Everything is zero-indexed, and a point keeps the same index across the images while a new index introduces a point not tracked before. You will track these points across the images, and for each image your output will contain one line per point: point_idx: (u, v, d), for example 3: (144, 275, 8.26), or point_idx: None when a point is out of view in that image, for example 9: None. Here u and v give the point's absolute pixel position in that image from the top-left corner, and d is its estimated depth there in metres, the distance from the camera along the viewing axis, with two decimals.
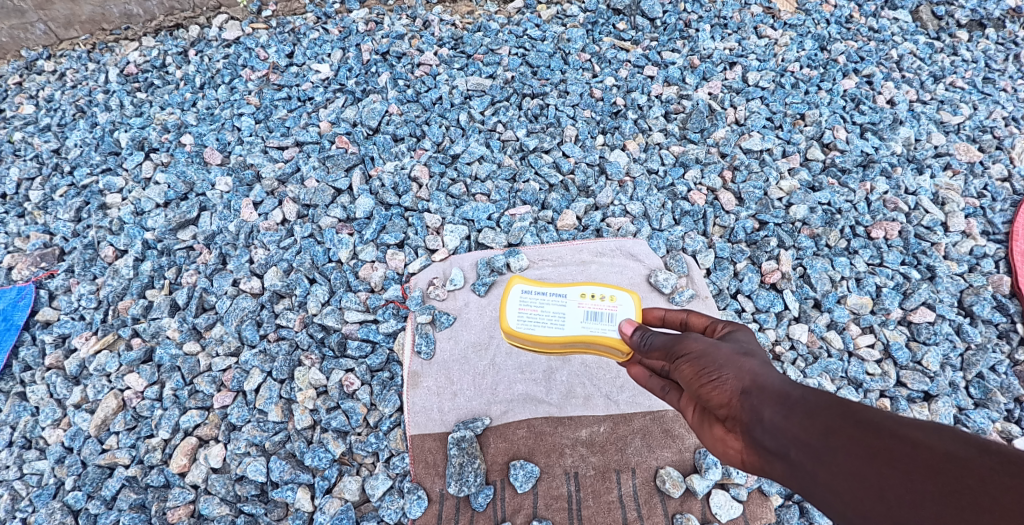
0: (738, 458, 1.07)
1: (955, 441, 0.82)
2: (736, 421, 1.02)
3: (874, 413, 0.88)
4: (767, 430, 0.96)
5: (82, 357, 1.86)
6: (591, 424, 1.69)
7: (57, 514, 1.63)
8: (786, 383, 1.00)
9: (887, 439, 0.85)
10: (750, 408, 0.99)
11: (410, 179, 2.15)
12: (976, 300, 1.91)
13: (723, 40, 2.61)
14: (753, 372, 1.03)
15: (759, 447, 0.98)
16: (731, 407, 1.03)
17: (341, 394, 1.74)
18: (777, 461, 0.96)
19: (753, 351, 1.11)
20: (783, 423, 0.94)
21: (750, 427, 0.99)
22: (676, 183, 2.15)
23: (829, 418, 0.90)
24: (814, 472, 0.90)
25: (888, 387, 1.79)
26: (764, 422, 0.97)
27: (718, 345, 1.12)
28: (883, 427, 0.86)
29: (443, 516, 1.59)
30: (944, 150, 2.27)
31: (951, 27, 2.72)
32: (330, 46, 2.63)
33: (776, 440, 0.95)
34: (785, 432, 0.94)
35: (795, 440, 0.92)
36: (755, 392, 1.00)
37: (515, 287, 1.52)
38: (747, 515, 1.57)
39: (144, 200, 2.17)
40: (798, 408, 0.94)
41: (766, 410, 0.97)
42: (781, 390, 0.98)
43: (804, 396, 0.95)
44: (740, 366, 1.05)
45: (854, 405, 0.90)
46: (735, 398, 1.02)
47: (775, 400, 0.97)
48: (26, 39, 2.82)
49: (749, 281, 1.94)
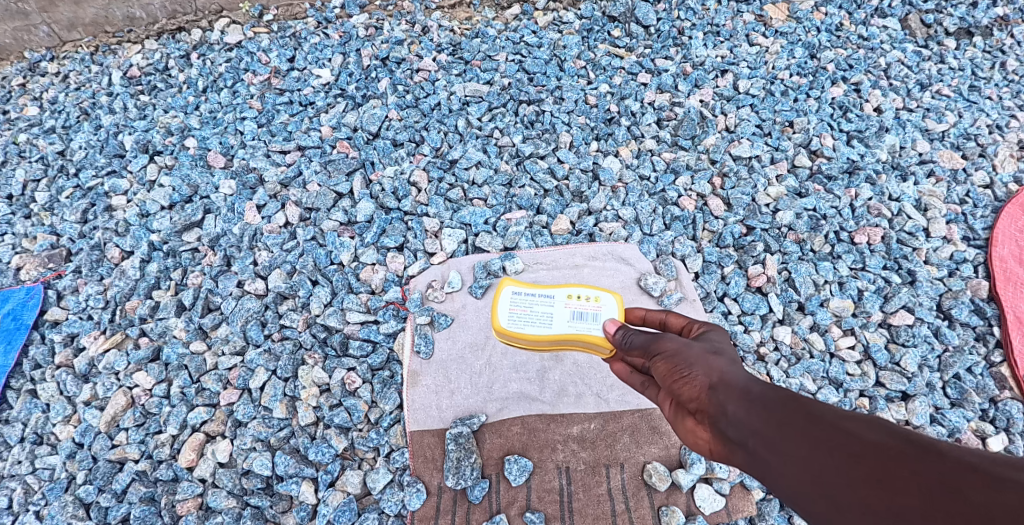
0: (707, 448, 1.16)
1: (887, 432, 0.89)
2: (704, 414, 1.12)
3: (821, 408, 0.97)
4: (729, 422, 1.05)
5: (91, 355, 1.93)
6: (582, 421, 1.77)
7: (69, 506, 1.69)
8: (750, 381, 1.09)
9: (827, 429, 0.93)
10: (715, 403, 1.09)
11: (410, 183, 2.22)
12: (954, 304, 1.99)
13: (716, 47, 2.68)
14: (721, 370, 1.13)
15: (724, 438, 1.07)
16: (699, 401, 1.13)
17: (343, 392, 1.82)
18: (738, 451, 1.04)
19: (723, 350, 1.21)
20: (743, 416, 1.03)
21: (715, 420, 1.09)
22: (668, 188, 2.22)
23: (781, 411, 0.99)
24: (766, 460, 0.98)
25: (867, 387, 1.87)
26: (728, 415, 1.06)
27: (691, 345, 1.22)
28: (831, 422, 0.94)
29: (440, 508, 1.67)
30: (928, 157, 2.34)
31: (939, 36, 2.79)
32: (331, 51, 2.69)
33: (738, 432, 1.04)
34: (745, 424, 1.03)
35: (752, 431, 1.01)
36: (720, 388, 1.10)
37: (506, 289, 1.60)
38: (730, 508, 1.65)
39: (150, 203, 2.23)
40: (757, 403, 1.03)
41: (730, 405, 1.06)
42: (743, 386, 1.08)
43: (763, 392, 1.04)
44: (709, 365, 1.15)
45: (804, 400, 0.99)
46: (703, 393, 1.12)
47: (737, 396, 1.06)
48: (30, 41, 2.87)
49: (735, 285, 2.01)
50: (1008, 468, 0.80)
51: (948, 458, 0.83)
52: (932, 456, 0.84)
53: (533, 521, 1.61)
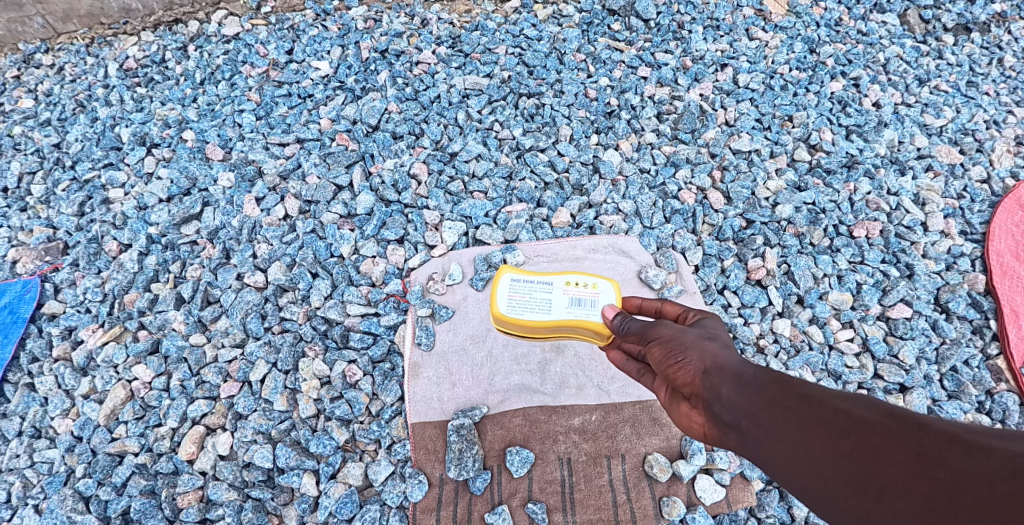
0: (701, 431, 1.19)
1: (872, 407, 0.92)
2: (698, 397, 1.15)
3: (809, 387, 0.99)
4: (722, 404, 1.08)
5: (90, 348, 1.92)
6: (583, 413, 1.78)
7: (68, 500, 1.67)
8: (742, 364, 1.11)
9: (814, 407, 0.95)
10: (709, 386, 1.12)
11: (410, 176, 2.22)
12: (952, 297, 2.00)
13: (715, 41, 2.68)
14: (714, 354, 1.16)
15: (717, 420, 1.10)
16: (694, 385, 1.16)
17: (344, 384, 1.81)
18: (732, 432, 1.07)
19: (717, 336, 1.24)
20: (735, 398, 1.06)
21: (709, 403, 1.11)
22: (667, 182, 2.22)
23: (771, 392, 1.01)
24: (758, 439, 1.01)
25: (865, 379, 1.88)
26: (721, 397, 1.09)
27: (686, 331, 1.25)
28: (818, 399, 0.96)
29: (442, 499, 1.67)
30: (926, 151, 2.35)
31: (938, 31, 2.79)
32: (330, 43, 2.67)
33: (731, 413, 1.07)
34: (737, 405, 1.05)
35: (745, 412, 1.04)
36: (714, 372, 1.12)
37: (505, 276, 1.59)
38: (730, 498, 1.66)
39: (147, 195, 2.21)
40: (749, 385, 1.05)
41: (723, 387, 1.09)
42: (736, 369, 1.10)
43: (754, 374, 1.07)
44: (703, 349, 1.18)
45: (793, 380, 1.01)
46: (697, 377, 1.15)
47: (730, 379, 1.09)
48: (24, 32, 2.84)
49: (735, 278, 2.02)
50: (987, 438, 0.83)
51: (931, 429, 0.86)
52: (914, 428, 0.87)
53: (535, 512, 1.61)
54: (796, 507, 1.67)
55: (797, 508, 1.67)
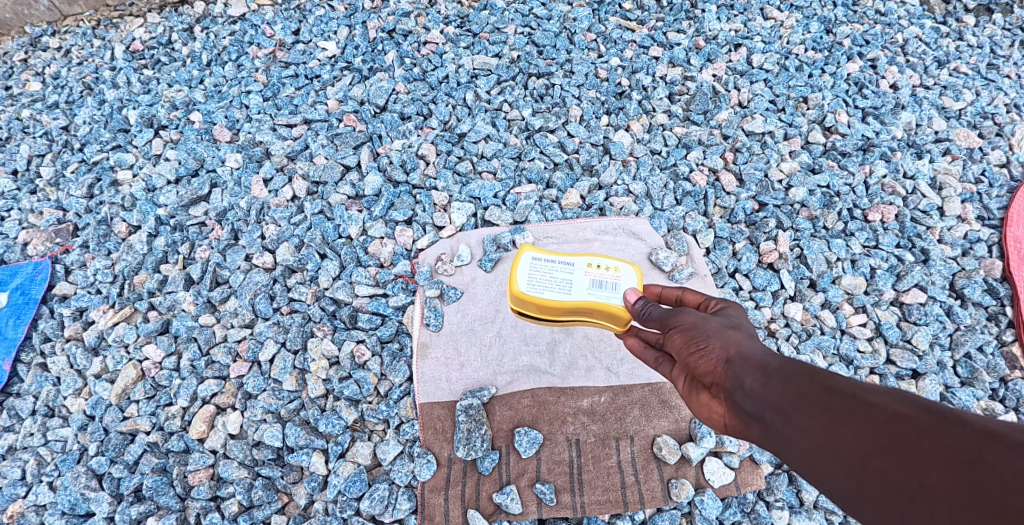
0: (721, 423, 1.19)
1: (908, 403, 0.91)
2: (720, 387, 1.15)
3: (838, 380, 0.99)
4: (746, 394, 1.08)
5: (100, 328, 1.93)
6: (592, 394, 1.77)
7: (82, 477, 1.68)
8: (766, 354, 1.11)
9: (843, 399, 0.95)
10: (732, 376, 1.12)
11: (418, 156, 2.20)
12: (968, 283, 1.96)
13: (729, 21, 2.63)
14: (738, 344, 1.15)
15: (740, 411, 1.11)
16: (715, 374, 1.16)
17: (353, 365, 1.81)
18: (755, 424, 1.08)
19: (741, 325, 1.23)
20: (760, 388, 1.06)
21: (732, 393, 1.11)
22: (679, 163, 2.19)
23: (799, 384, 1.01)
24: (783, 431, 1.01)
25: (878, 364, 1.86)
26: (744, 388, 1.09)
27: (710, 320, 1.23)
28: (848, 393, 0.96)
29: (450, 479, 1.67)
30: (944, 135, 2.30)
31: (959, 12, 2.72)
32: (336, 23, 2.64)
33: (755, 405, 1.07)
34: (762, 397, 1.05)
35: (769, 403, 1.04)
36: (738, 362, 1.12)
37: (525, 255, 1.58)
38: (739, 481, 1.65)
39: (155, 177, 2.20)
40: (773, 376, 1.06)
41: (747, 377, 1.09)
42: (760, 359, 1.10)
43: (780, 365, 1.07)
44: (727, 338, 1.17)
45: (821, 372, 1.01)
46: (719, 366, 1.15)
47: (755, 369, 1.09)
48: (31, 15, 2.82)
49: (747, 261, 2.00)
50: None
51: (973, 427, 0.84)
52: (953, 425, 0.85)
53: (543, 493, 1.62)
54: (805, 492, 1.66)
55: (806, 493, 1.66)
